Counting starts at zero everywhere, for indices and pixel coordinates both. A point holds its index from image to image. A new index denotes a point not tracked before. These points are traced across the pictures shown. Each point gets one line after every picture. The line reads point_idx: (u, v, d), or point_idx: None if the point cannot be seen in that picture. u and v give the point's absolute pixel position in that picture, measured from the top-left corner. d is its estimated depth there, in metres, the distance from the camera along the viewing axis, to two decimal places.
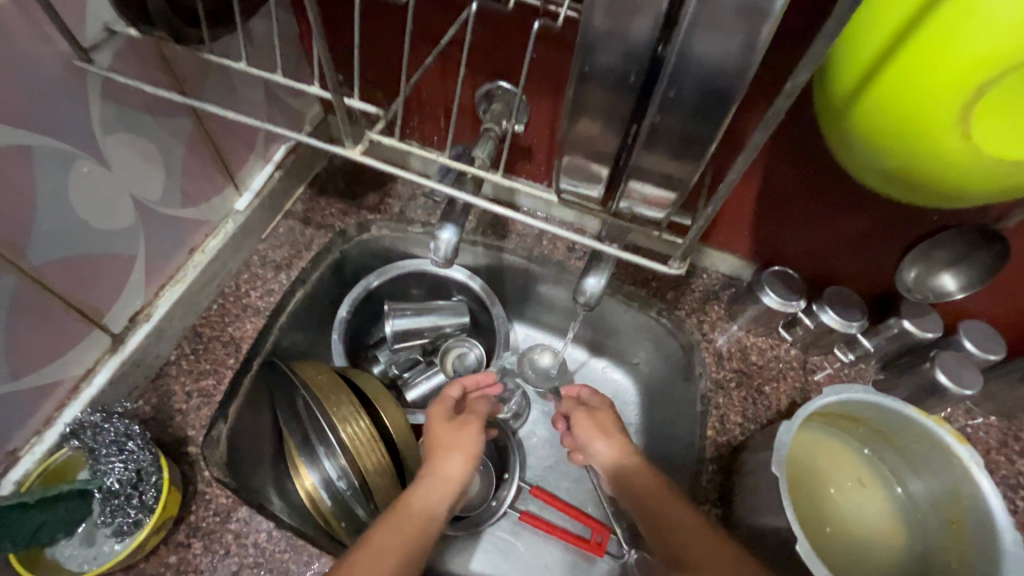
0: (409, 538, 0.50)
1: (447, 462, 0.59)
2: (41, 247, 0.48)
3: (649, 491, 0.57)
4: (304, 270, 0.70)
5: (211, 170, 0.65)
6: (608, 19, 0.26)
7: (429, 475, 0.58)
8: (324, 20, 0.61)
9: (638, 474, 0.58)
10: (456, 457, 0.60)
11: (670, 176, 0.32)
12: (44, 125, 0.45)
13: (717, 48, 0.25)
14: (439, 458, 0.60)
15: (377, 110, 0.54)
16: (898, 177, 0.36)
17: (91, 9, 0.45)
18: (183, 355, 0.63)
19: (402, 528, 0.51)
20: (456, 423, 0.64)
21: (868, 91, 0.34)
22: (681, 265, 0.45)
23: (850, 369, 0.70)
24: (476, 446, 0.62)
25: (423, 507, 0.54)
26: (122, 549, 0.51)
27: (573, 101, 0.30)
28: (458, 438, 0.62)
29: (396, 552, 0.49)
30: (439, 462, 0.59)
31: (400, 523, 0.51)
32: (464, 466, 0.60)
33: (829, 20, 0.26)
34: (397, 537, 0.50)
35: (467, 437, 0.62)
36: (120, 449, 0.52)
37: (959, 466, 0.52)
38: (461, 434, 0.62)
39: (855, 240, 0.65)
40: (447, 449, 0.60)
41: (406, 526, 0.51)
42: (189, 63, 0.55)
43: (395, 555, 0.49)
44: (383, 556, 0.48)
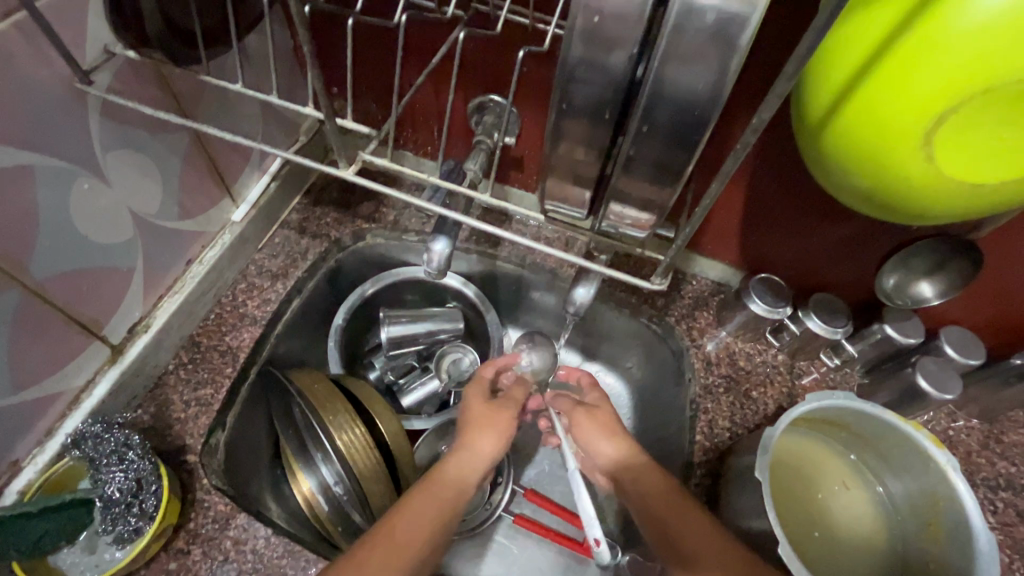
0: (442, 504, 0.52)
1: (480, 439, 0.59)
2: (43, 261, 0.49)
3: (656, 493, 0.55)
4: (300, 279, 0.71)
5: (208, 182, 0.66)
6: (585, 57, 0.27)
7: (464, 448, 0.58)
8: (317, 36, 0.62)
9: (641, 474, 0.57)
10: (488, 436, 0.59)
11: (648, 199, 0.33)
12: (44, 145, 0.46)
13: (685, 90, 0.27)
14: (472, 432, 0.59)
15: (369, 129, 0.55)
16: (865, 196, 0.38)
17: (90, 32, 0.47)
18: (181, 365, 0.65)
19: (437, 495, 0.53)
20: (493, 401, 0.63)
21: (839, 114, 0.35)
22: (662, 281, 0.47)
23: (835, 373, 0.72)
24: (512, 424, 0.61)
25: (456, 477, 0.55)
26: (123, 556, 0.53)
27: (556, 130, 0.31)
28: (494, 416, 0.60)
29: (430, 518, 0.51)
30: (472, 436, 0.59)
31: (435, 491, 0.53)
32: (498, 444, 0.59)
33: (789, 62, 0.27)
34: (431, 505, 0.52)
35: (502, 416, 0.61)
36: (120, 459, 0.53)
37: (936, 468, 0.54)
38: (499, 412, 0.62)
39: (839, 248, 0.66)
40: (480, 427, 0.59)
41: (440, 495, 0.53)
42: (186, 81, 0.57)
43: (430, 522, 0.51)
44: (419, 520, 0.50)
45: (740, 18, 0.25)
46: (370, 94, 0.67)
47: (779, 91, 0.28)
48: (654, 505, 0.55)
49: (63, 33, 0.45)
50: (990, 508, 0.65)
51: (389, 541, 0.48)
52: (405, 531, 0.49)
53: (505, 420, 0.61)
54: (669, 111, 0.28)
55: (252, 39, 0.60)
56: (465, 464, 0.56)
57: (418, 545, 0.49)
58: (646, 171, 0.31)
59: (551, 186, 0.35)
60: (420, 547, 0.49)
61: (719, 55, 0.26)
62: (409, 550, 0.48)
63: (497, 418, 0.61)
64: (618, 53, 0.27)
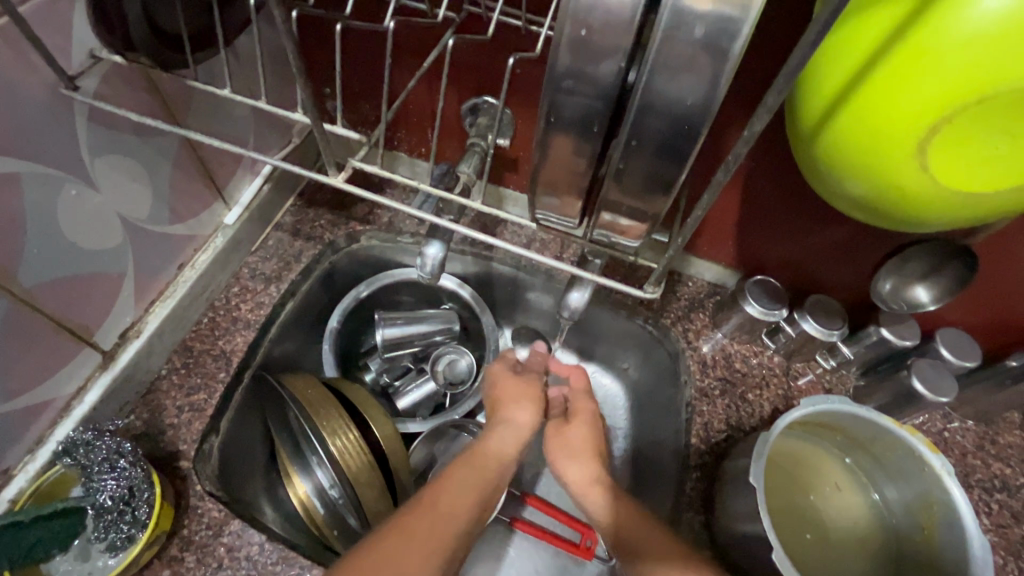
0: (483, 477, 0.56)
1: (514, 413, 0.62)
2: (32, 268, 0.49)
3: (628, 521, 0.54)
4: (293, 282, 0.70)
5: (199, 186, 0.66)
6: (572, 69, 0.27)
7: (499, 424, 0.62)
8: (306, 37, 0.61)
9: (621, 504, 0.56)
10: (522, 410, 0.62)
11: (639, 210, 0.33)
12: (31, 152, 0.46)
13: (677, 95, 0.26)
14: (507, 407, 0.63)
15: (359, 136, 0.55)
16: (857, 202, 0.38)
17: (76, 37, 0.46)
18: (174, 370, 0.64)
19: (480, 466, 0.56)
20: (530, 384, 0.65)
21: (832, 120, 0.35)
22: (655, 289, 0.46)
23: (831, 375, 0.72)
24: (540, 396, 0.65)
25: (494, 451, 0.59)
26: (116, 564, 0.52)
27: (545, 140, 0.30)
28: (522, 390, 0.64)
29: (473, 488, 0.54)
30: (509, 412, 0.62)
31: (478, 464, 0.57)
32: (531, 419, 0.62)
33: (779, 76, 0.27)
34: (474, 477, 0.55)
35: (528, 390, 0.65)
36: (112, 467, 0.52)
37: (932, 472, 0.54)
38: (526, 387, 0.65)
39: (835, 250, 0.66)
40: (516, 401, 0.63)
41: (482, 468, 0.57)
42: (176, 85, 0.56)
43: (473, 491, 0.54)
44: (464, 487, 0.53)
45: (730, 28, 0.24)
46: (362, 96, 0.66)
47: (770, 104, 0.28)
48: (632, 530, 0.53)
49: (46, 39, 0.44)
50: (986, 509, 0.65)
51: (439, 506, 0.50)
52: (451, 497, 0.52)
53: (533, 392, 0.64)
54: (659, 122, 0.27)
55: (242, 41, 0.60)
56: (502, 437, 0.60)
57: (463, 511, 0.51)
58: (637, 181, 0.31)
59: (541, 196, 0.35)
60: (466, 513, 0.51)
61: (710, 66, 0.25)
62: (457, 515, 0.50)
63: (528, 394, 0.64)
64: (607, 64, 0.27)
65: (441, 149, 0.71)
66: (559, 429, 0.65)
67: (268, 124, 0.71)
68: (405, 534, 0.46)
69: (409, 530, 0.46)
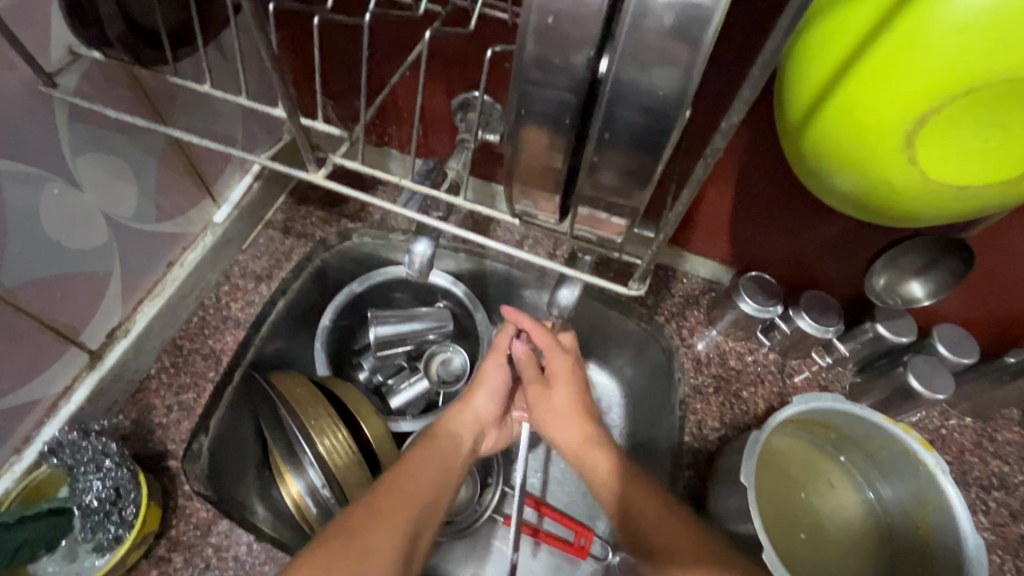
0: (442, 459, 0.55)
1: (477, 398, 0.62)
2: (15, 268, 0.48)
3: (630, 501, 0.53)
4: (284, 280, 0.69)
5: (186, 184, 0.65)
6: (543, 59, 0.26)
7: (459, 405, 0.62)
8: (290, 33, 0.60)
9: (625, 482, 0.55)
10: (484, 394, 0.63)
11: (617, 206, 0.32)
12: (9, 150, 0.45)
13: (649, 84, 0.26)
14: (472, 392, 0.63)
15: (341, 132, 0.53)
16: (846, 197, 0.37)
17: (54, 33, 0.45)
18: (163, 368, 0.64)
19: (438, 446, 0.56)
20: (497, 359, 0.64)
21: (817, 115, 0.34)
22: (640, 286, 0.45)
23: (827, 372, 0.71)
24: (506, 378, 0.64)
25: (452, 432, 0.59)
26: (103, 564, 0.52)
27: (518, 133, 0.30)
28: (490, 375, 0.63)
29: (433, 468, 0.54)
30: (471, 393, 0.63)
31: (434, 447, 0.56)
32: (491, 403, 0.63)
33: (753, 68, 0.26)
34: (432, 459, 0.55)
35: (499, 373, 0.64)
36: (97, 467, 0.52)
37: (925, 471, 0.53)
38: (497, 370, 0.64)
39: (832, 244, 0.65)
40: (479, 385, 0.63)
41: (439, 450, 0.56)
42: (160, 83, 0.55)
43: (434, 472, 0.54)
44: (422, 470, 0.53)
45: (700, 17, 0.23)
46: (350, 91, 0.65)
47: (746, 96, 0.27)
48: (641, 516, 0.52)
49: (23, 36, 0.43)
50: (983, 508, 0.64)
51: (397, 489, 0.50)
52: (411, 481, 0.51)
53: (501, 376, 0.64)
54: (631, 115, 0.27)
55: (226, 37, 0.59)
56: (462, 420, 0.60)
57: (423, 492, 0.51)
58: (613, 176, 0.30)
59: (519, 191, 0.34)
60: (425, 495, 0.51)
61: (682, 54, 0.24)
62: (414, 496, 0.50)
63: (490, 378, 0.63)
64: (577, 56, 0.26)
65: (430, 146, 0.70)
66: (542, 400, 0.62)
67: (257, 122, 0.71)
68: (364, 519, 0.46)
69: (367, 515, 0.47)
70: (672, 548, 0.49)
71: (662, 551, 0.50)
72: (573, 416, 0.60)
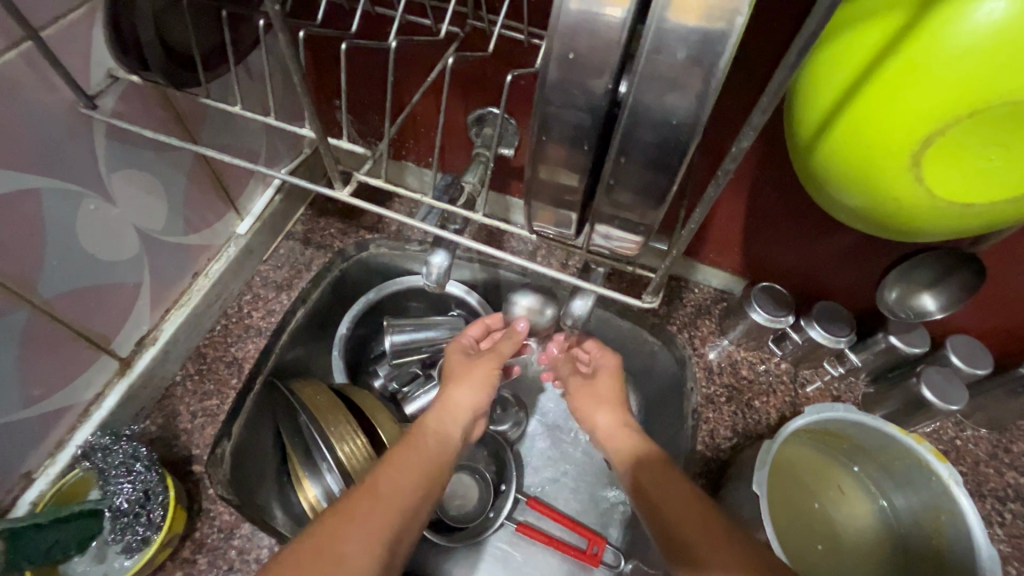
0: (428, 459, 0.56)
1: (456, 395, 0.64)
2: (51, 279, 0.51)
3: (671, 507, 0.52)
4: (304, 290, 0.72)
5: (212, 198, 0.68)
6: (563, 88, 0.28)
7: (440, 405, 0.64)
8: (313, 52, 0.62)
9: (658, 491, 0.54)
10: (465, 389, 0.64)
11: (632, 222, 0.34)
12: (51, 169, 0.48)
13: (666, 108, 0.27)
14: (450, 390, 0.65)
15: (364, 150, 0.54)
16: (852, 213, 0.38)
17: (95, 58, 0.48)
18: (188, 375, 0.66)
19: (422, 446, 0.57)
20: (470, 356, 0.67)
21: (827, 133, 0.35)
22: (653, 299, 0.46)
23: (839, 381, 0.72)
24: (491, 373, 0.65)
25: (436, 433, 0.60)
26: (131, 565, 0.54)
27: (539, 154, 0.31)
28: (474, 373, 0.65)
29: (415, 468, 0.54)
30: (448, 391, 0.64)
31: (417, 445, 0.57)
32: (473, 398, 0.64)
33: (762, 96, 0.27)
34: (416, 457, 0.55)
35: (480, 369, 0.65)
36: (128, 470, 0.54)
37: (940, 481, 0.53)
38: (477, 365, 0.66)
39: (844, 255, 0.65)
40: (456, 382, 0.65)
41: (422, 448, 0.57)
42: (191, 103, 0.58)
43: (416, 470, 0.54)
44: (403, 470, 0.53)
45: (713, 47, 0.25)
46: (371, 108, 0.67)
47: (756, 121, 0.28)
48: (683, 524, 0.50)
49: (67, 61, 0.46)
50: (998, 519, 0.64)
51: (378, 488, 0.50)
52: (389, 482, 0.51)
53: (488, 373, 0.65)
54: (647, 136, 0.28)
55: (254, 58, 0.61)
56: (445, 418, 0.62)
57: (404, 495, 0.51)
58: (629, 195, 0.32)
59: (537, 209, 0.36)
60: (405, 497, 0.51)
61: (696, 82, 0.26)
62: (396, 497, 0.50)
63: (472, 374, 0.65)
64: (598, 84, 0.27)
65: (446, 159, 0.72)
66: (585, 387, 0.69)
67: (281, 139, 0.74)
68: (339, 524, 0.46)
69: (346, 518, 0.46)
70: (701, 551, 0.48)
71: (692, 554, 0.48)
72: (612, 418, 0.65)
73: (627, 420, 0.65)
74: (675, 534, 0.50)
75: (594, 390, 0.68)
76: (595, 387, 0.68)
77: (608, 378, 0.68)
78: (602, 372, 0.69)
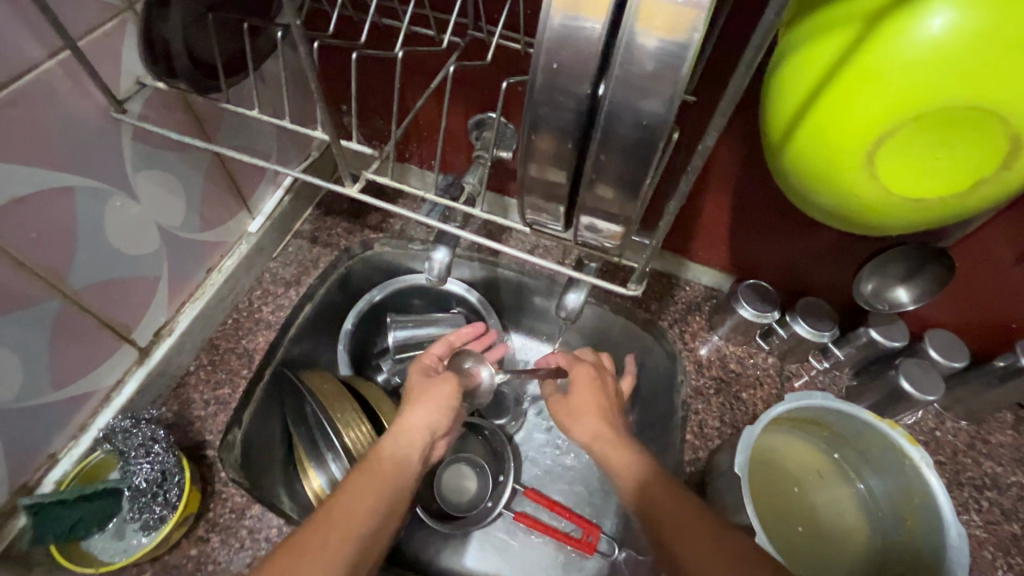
0: (387, 480, 0.53)
1: (410, 417, 0.59)
2: (80, 271, 0.54)
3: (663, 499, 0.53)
4: (311, 286, 0.75)
5: (227, 197, 0.72)
6: (550, 94, 0.32)
7: (394, 429, 0.58)
8: (323, 62, 0.66)
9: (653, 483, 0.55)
10: (423, 410, 0.60)
11: (614, 214, 0.37)
12: (84, 168, 0.52)
13: (639, 111, 0.30)
14: (404, 413, 0.60)
15: (372, 151, 0.58)
16: (819, 207, 0.42)
17: (124, 67, 0.51)
18: (201, 366, 0.70)
19: (378, 471, 0.53)
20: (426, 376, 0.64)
21: (795, 133, 0.38)
22: (638, 287, 0.48)
23: (824, 375, 0.75)
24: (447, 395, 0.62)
25: (394, 456, 0.56)
26: (148, 542, 0.57)
27: (530, 152, 0.35)
28: (433, 391, 0.62)
29: (372, 493, 0.51)
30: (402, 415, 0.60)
31: (373, 469, 0.53)
32: (429, 417, 0.60)
33: (723, 101, 0.31)
34: (372, 482, 0.52)
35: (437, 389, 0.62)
36: (147, 452, 0.57)
37: (912, 465, 0.56)
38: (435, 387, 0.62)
39: (824, 252, 0.69)
40: (412, 404, 0.60)
41: (380, 472, 0.54)
42: (209, 108, 0.62)
43: (372, 496, 0.51)
44: (359, 499, 0.50)
45: (675, 59, 0.28)
46: (377, 113, 0.71)
47: (718, 123, 0.32)
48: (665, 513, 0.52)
49: (100, 69, 0.49)
50: (976, 506, 0.67)
51: (330, 521, 0.48)
52: (344, 511, 0.49)
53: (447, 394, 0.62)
54: (624, 136, 0.32)
55: (267, 66, 0.65)
56: (399, 441, 0.57)
57: (359, 522, 0.49)
58: (610, 189, 0.35)
59: (529, 203, 0.39)
60: (361, 525, 0.49)
61: (665, 89, 0.29)
62: (352, 526, 0.48)
63: (430, 394, 0.61)
64: (581, 88, 0.31)
65: (446, 163, 0.76)
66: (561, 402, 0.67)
67: (290, 142, 0.78)
68: (288, 559, 0.44)
69: (294, 554, 0.45)
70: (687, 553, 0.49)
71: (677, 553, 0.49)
72: (590, 414, 0.63)
73: (609, 419, 0.63)
74: (669, 545, 0.50)
75: (571, 405, 0.66)
76: (572, 398, 0.65)
77: (587, 385, 0.66)
78: (580, 381, 0.67)
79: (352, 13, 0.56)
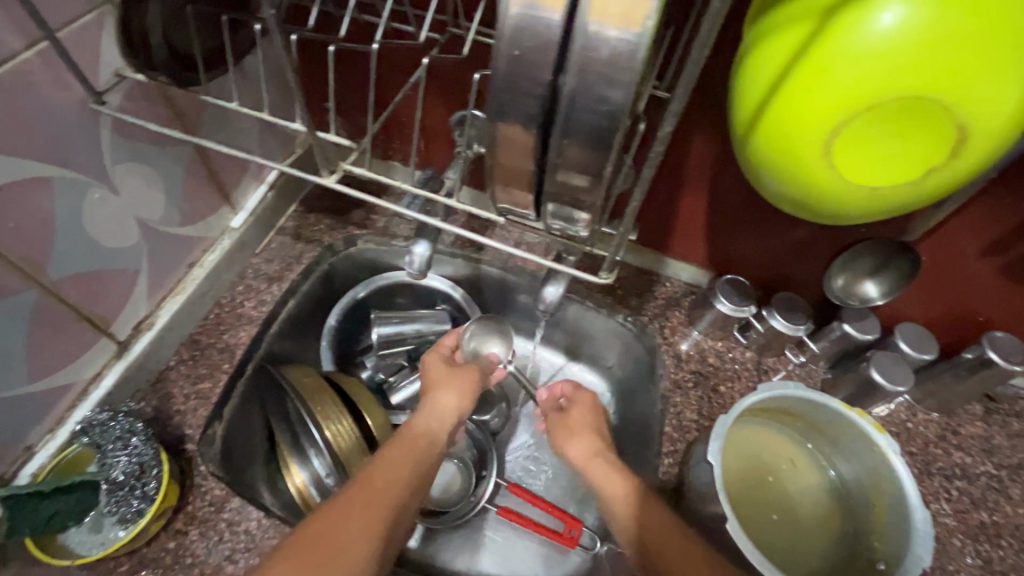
0: (419, 454, 0.57)
1: (443, 398, 0.64)
2: (60, 262, 0.55)
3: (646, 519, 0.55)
4: (294, 282, 0.75)
5: (208, 191, 0.72)
6: (514, 82, 0.32)
7: (426, 407, 0.63)
8: (304, 57, 0.67)
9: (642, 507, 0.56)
10: (451, 394, 0.64)
11: (580, 200, 0.38)
12: (63, 160, 0.52)
13: (598, 96, 0.32)
14: (436, 393, 0.64)
15: (350, 143, 0.58)
16: (783, 197, 0.43)
17: (104, 59, 0.52)
18: (182, 360, 0.69)
19: (413, 446, 0.58)
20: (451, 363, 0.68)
21: (758, 123, 0.40)
22: (609, 275, 0.49)
23: (800, 369, 0.76)
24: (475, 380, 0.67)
25: (425, 432, 0.60)
26: (125, 535, 0.56)
27: (497, 139, 0.35)
28: (460, 377, 0.66)
29: (408, 466, 0.55)
30: (434, 395, 0.64)
31: (409, 444, 0.58)
32: (458, 400, 0.64)
33: (680, 88, 0.32)
34: (407, 454, 0.56)
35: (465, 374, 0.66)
36: (125, 445, 0.58)
37: (880, 452, 0.58)
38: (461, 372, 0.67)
39: (796, 248, 0.71)
40: (443, 387, 0.64)
41: (414, 447, 0.58)
42: (189, 101, 0.62)
43: (408, 469, 0.55)
44: (396, 469, 0.54)
45: (630, 46, 0.30)
46: (359, 108, 0.72)
47: (675, 109, 0.33)
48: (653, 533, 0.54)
49: (79, 60, 0.50)
50: (945, 495, 0.68)
51: (370, 486, 0.51)
52: (383, 478, 0.52)
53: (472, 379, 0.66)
54: (585, 122, 0.33)
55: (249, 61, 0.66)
56: (434, 418, 0.62)
57: (397, 489, 0.53)
58: (575, 175, 0.36)
59: (500, 190, 0.40)
60: (400, 490, 0.53)
61: (623, 75, 0.30)
62: (392, 491, 0.52)
63: (457, 379, 0.66)
64: (545, 75, 0.32)
65: (427, 159, 0.77)
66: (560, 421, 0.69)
67: (272, 138, 0.78)
68: (333, 516, 0.47)
69: (341, 513, 0.48)
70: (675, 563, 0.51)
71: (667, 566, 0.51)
72: (586, 432, 0.67)
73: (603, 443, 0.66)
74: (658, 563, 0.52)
75: (566, 423, 0.68)
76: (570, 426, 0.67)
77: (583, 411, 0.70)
78: (577, 405, 0.70)
79: (331, 8, 0.57)
